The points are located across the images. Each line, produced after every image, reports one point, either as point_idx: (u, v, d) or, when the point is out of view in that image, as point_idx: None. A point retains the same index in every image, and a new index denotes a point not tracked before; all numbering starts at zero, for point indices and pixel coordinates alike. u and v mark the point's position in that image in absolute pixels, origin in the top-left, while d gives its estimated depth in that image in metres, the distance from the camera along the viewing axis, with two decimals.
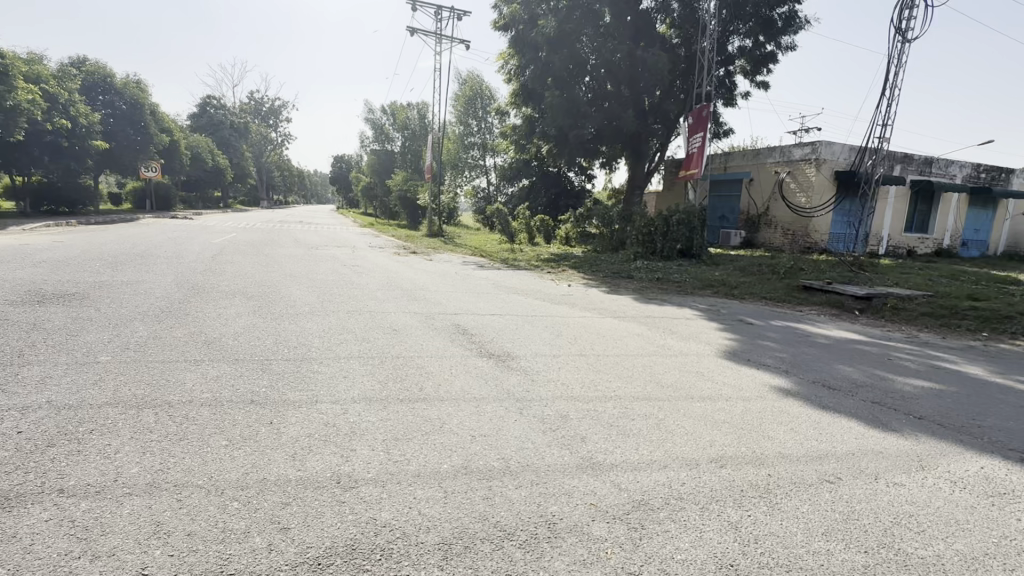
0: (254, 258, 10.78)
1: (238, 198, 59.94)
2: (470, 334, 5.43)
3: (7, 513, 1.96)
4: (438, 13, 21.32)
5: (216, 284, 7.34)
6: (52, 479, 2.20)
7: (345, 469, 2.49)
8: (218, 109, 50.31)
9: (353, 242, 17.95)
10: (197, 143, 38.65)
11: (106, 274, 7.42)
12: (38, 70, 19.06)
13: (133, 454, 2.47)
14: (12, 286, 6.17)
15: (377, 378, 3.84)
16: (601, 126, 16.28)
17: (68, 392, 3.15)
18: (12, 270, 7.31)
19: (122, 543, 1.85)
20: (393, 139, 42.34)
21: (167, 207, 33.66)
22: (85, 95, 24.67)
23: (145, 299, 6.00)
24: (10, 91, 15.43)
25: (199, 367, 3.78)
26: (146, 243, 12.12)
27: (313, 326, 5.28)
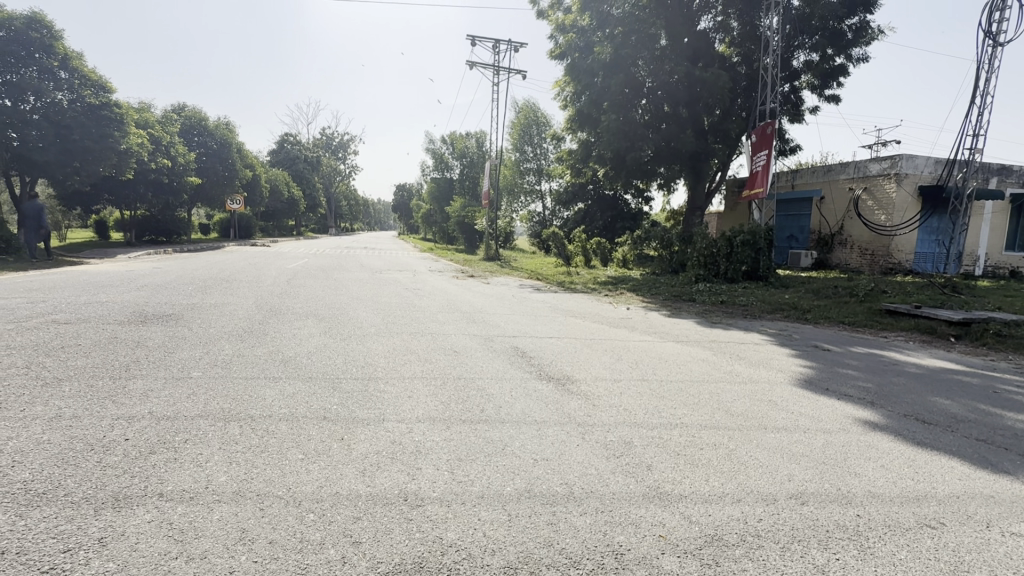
0: (324, 283, 11.45)
1: (310, 226, 64.04)
2: (529, 356, 5.46)
3: (117, 513, 2.17)
4: (496, 47, 22.17)
5: (291, 306, 7.85)
6: (153, 484, 2.41)
7: (412, 487, 2.55)
8: (294, 145, 54.52)
9: (415, 266, 18.60)
10: (275, 177, 42.05)
11: (196, 297, 8.14)
12: (147, 117, 21.62)
13: (221, 464, 2.66)
14: (121, 309, 6.89)
15: (440, 399, 3.92)
16: (658, 148, 16.10)
17: (166, 405, 3.45)
18: (120, 294, 8.18)
19: (213, 547, 1.98)
20: (452, 167, 43.69)
21: (247, 235, 36.61)
22: (183, 138, 27.56)
23: (230, 320, 6.52)
24: (124, 137, 17.54)
25: (276, 384, 4.03)
26: (230, 269, 13.22)
27: (379, 348, 5.50)
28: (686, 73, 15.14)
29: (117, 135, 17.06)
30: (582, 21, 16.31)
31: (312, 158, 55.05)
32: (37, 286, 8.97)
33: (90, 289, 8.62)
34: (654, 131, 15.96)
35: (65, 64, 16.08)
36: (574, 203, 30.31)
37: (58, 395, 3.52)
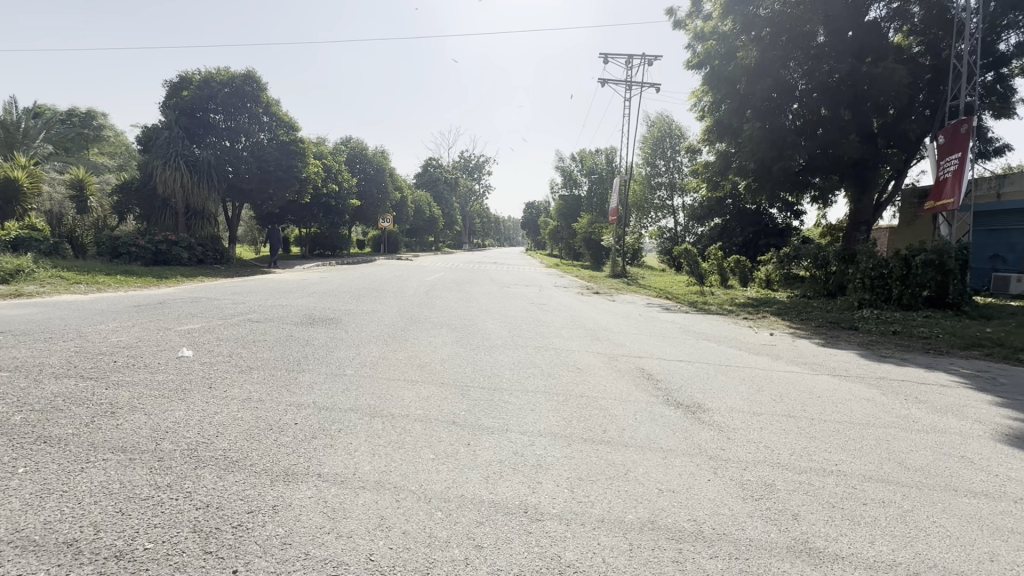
0: (457, 294, 12.28)
1: (447, 242, 69.11)
2: (655, 380, 5.20)
3: (287, 485, 2.55)
4: (630, 62, 21.94)
5: (428, 316, 8.56)
6: (313, 464, 2.79)
7: (532, 500, 2.58)
8: (436, 168, 59.50)
9: (541, 281, 19.02)
10: (420, 198, 46.37)
11: (353, 304, 9.31)
12: (322, 149, 25.52)
13: (366, 454, 2.98)
14: (297, 312, 8.13)
15: (562, 415, 3.92)
16: (813, 156, 14.35)
17: (325, 397, 3.97)
18: (297, 299, 9.69)
19: (357, 529, 2.21)
20: (581, 183, 43.87)
21: (394, 250, 40.83)
22: (348, 165, 31.89)
23: (378, 325, 7.31)
24: (306, 167, 20.90)
25: (413, 387, 4.40)
26: (379, 280, 14.83)
27: (505, 359, 5.72)
28: (849, 70, 13.35)
29: (299, 165, 20.38)
30: (724, 26, 15.37)
31: (451, 180, 59.54)
32: (238, 291, 11.02)
33: (275, 294, 10.33)
34: (806, 138, 14.33)
35: (267, 110, 19.73)
36: (710, 218, 28.37)
37: (250, 380, 4.28)
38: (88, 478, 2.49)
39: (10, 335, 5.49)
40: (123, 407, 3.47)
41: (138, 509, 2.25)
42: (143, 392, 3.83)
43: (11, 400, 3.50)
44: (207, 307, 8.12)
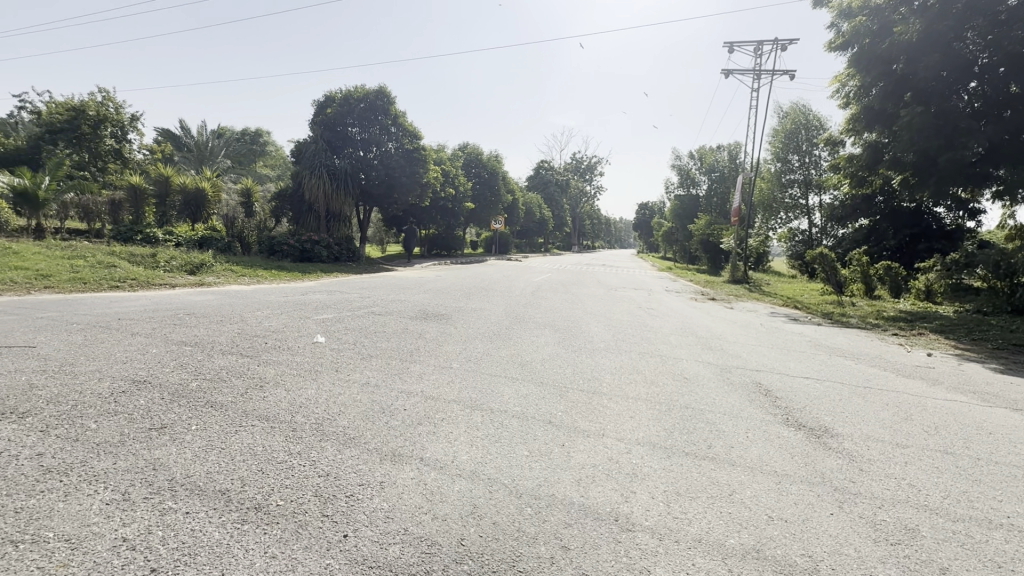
0: (563, 296, 12.32)
1: (556, 244, 69.42)
2: (774, 396, 4.72)
3: (393, 465, 2.78)
4: (759, 49, 20.14)
5: (533, 316, 8.70)
6: (417, 448, 3.01)
7: (624, 509, 2.51)
8: (548, 170, 60.05)
9: (651, 285, 18.28)
10: (531, 200, 47.19)
11: (463, 302, 9.80)
12: (442, 156, 27.18)
13: (464, 444, 3.13)
14: (413, 307, 8.78)
15: (663, 425, 3.74)
16: (996, 144, 11.90)
17: (432, 387, 4.25)
18: (414, 294, 10.46)
19: (451, 514, 2.34)
20: (699, 182, 41.21)
21: (505, 251, 42.06)
22: (465, 170, 33.54)
23: (484, 323, 7.63)
24: (427, 172, 22.43)
25: (513, 384, 4.52)
26: (489, 280, 15.39)
27: (606, 363, 5.61)
28: None
29: (421, 171, 21.95)
30: None
31: (562, 182, 59.70)
32: (365, 286, 12.23)
33: (396, 290, 11.26)
34: (988, 123, 11.94)
35: (395, 121, 21.57)
36: (855, 219, 24.89)
37: (369, 367, 4.74)
38: (240, 439, 2.96)
39: (193, 317, 6.72)
40: (270, 382, 4.06)
41: (274, 470, 2.62)
42: (284, 370, 4.45)
43: (190, 369, 4.29)
44: (339, 300, 9.14)
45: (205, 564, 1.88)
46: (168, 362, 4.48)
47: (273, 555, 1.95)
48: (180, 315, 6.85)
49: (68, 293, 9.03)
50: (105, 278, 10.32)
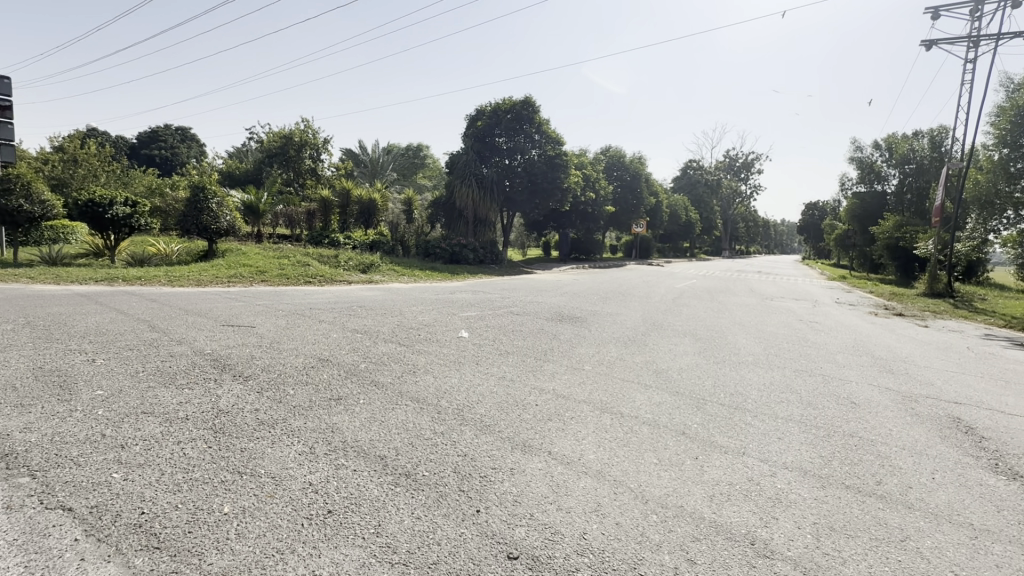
0: (708, 304, 11.50)
1: (703, 249, 64.74)
2: (978, 435, 3.85)
3: (524, 454, 2.95)
4: (977, 10, 16.34)
5: (672, 323, 8.30)
6: (547, 442, 3.14)
7: (763, 534, 2.31)
8: (696, 170, 56.35)
9: (817, 295, 16.05)
10: (676, 203, 44.78)
11: (599, 305, 9.77)
12: (583, 160, 27.25)
13: (592, 444, 3.17)
14: (549, 308, 9.04)
15: (819, 451, 3.33)
16: None
17: (563, 386, 4.38)
18: (551, 297, 10.74)
19: (575, 507, 2.41)
20: (887, 177, 34.80)
21: (646, 255, 40.59)
22: (606, 174, 33.16)
23: (620, 328, 7.53)
24: (568, 177, 22.74)
25: (646, 391, 4.42)
26: (628, 285, 15.07)
27: (754, 378, 5.13)
28: None
29: (562, 176, 22.31)
30: None
31: (712, 182, 55.43)
32: (506, 287, 12.91)
33: (533, 292, 11.68)
34: None
35: (539, 129, 22.27)
36: None
37: (505, 362, 5.04)
38: (396, 415, 3.41)
39: (363, 309, 7.83)
40: (421, 369, 4.57)
41: (422, 445, 2.97)
42: (433, 359, 4.98)
43: (360, 352, 5.05)
44: (482, 299, 9.82)
45: (366, 514, 2.23)
46: (344, 345, 5.33)
47: (418, 516, 2.24)
48: (354, 307, 8.05)
49: (277, 286, 11.20)
50: (301, 274, 12.54)
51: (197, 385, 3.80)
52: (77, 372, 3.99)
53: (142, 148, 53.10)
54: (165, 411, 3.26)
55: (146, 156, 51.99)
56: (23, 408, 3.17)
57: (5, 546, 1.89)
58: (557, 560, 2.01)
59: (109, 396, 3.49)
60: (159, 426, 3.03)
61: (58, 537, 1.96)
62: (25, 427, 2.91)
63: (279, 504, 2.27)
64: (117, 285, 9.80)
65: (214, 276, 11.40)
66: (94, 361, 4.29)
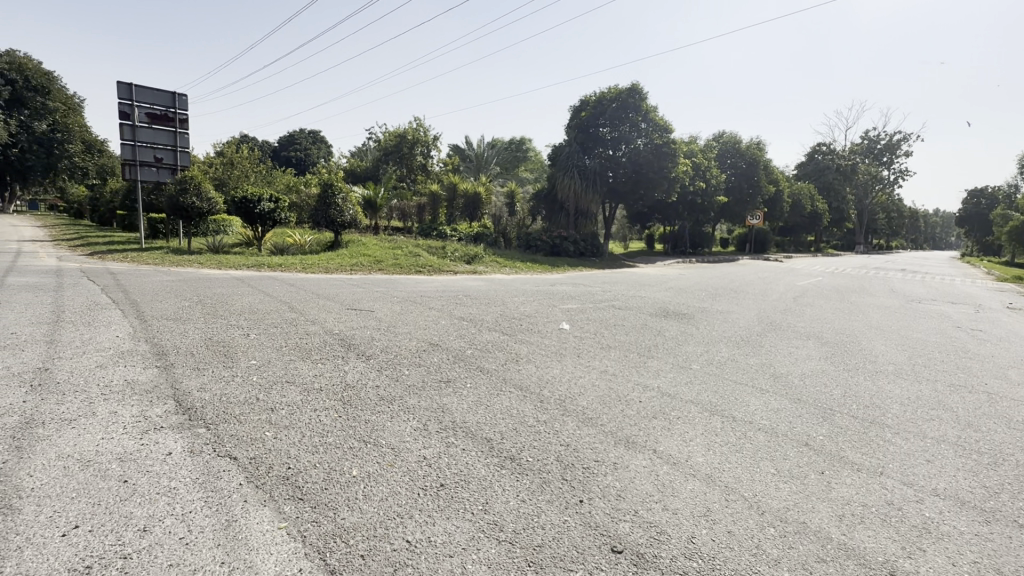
0: (838, 304, 10.26)
1: (832, 243, 57.78)
2: None
3: (627, 450, 2.90)
4: None
5: (793, 324, 7.56)
6: (651, 440, 3.06)
7: (906, 565, 2.04)
8: (825, 155, 50.35)
9: (981, 299, 13.56)
10: (800, 192, 40.44)
11: (708, 302, 9.21)
12: (693, 148, 25.55)
13: (701, 446, 3.02)
14: (653, 304, 8.71)
15: (981, 481, 2.84)
16: None
17: (669, 384, 4.21)
18: (655, 292, 10.34)
19: (683, 509, 2.32)
20: None
21: (762, 249, 37.28)
22: (719, 161, 30.85)
23: (732, 327, 7.03)
24: (676, 166, 21.56)
25: (762, 395, 4.09)
26: (740, 281, 13.97)
27: (895, 391, 4.50)
28: None
29: (670, 165, 21.15)
30: None
31: (846, 167, 49.14)
32: (607, 281, 12.66)
33: (636, 286, 11.33)
34: None
35: (646, 117, 21.34)
36: None
37: (607, 356, 4.97)
38: (500, 401, 3.54)
39: (469, 298, 8.20)
40: (523, 358, 4.69)
41: (525, 431, 3.06)
42: (535, 349, 5.07)
43: (466, 339, 5.31)
44: (583, 292, 9.75)
45: (475, 491, 2.36)
46: (452, 331, 5.63)
47: (523, 499, 2.32)
48: (460, 296, 8.46)
49: (391, 274, 12.14)
50: (413, 264, 13.43)
51: (328, 361, 4.27)
52: (238, 343, 4.70)
53: (282, 150, 60.40)
54: (304, 382, 3.73)
55: (284, 158, 59.02)
56: (199, 371, 3.82)
57: (190, 483, 2.30)
58: (663, 560, 1.96)
59: (261, 365, 4.07)
60: (299, 394, 3.47)
61: (227, 480, 2.34)
62: (201, 386, 3.51)
63: (397, 472, 2.49)
64: (263, 271, 11.30)
65: (339, 264, 12.66)
66: (250, 335, 5.01)
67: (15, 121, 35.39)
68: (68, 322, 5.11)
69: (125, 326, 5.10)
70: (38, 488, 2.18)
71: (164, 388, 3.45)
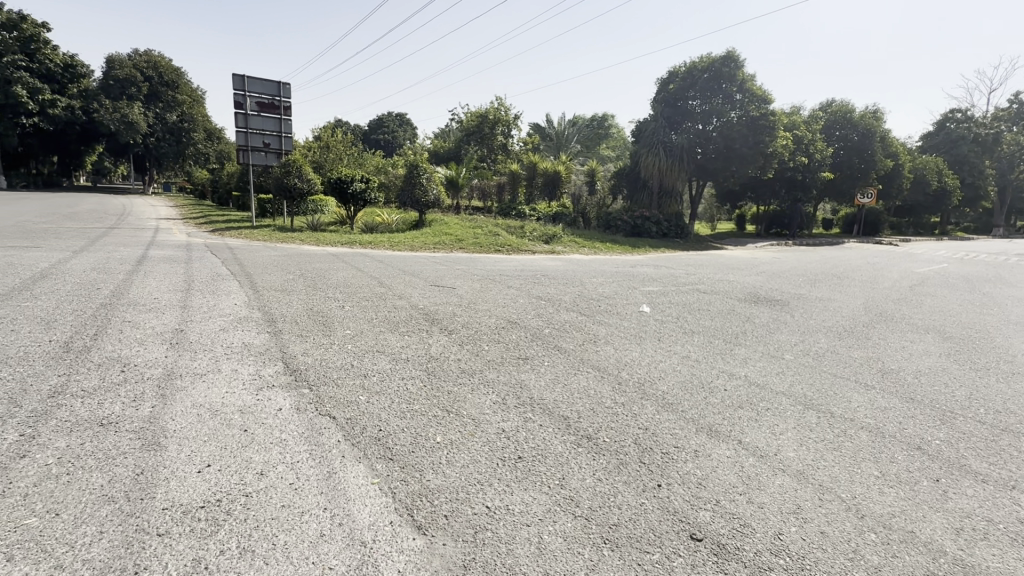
0: (965, 295, 9.00)
1: (963, 224, 50.37)
2: None
3: (709, 439, 2.79)
4: None
5: (908, 316, 6.75)
6: (736, 430, 2.92)
7: None
8: (960, 123, 43.61)
9: None
10: (925, 165, 35.47)
11: (805, 288, 8.48)
12: (795, 120, 23.21)
13: (792, 441, 2.84)
14: (742, 288, 8.18)
15: None
16: None
17: (758, 373, 3.99)
18: (745, 276, 9.71)
19: (771, 505, 2.21)
20: None
21: (874, 231, 33.40)
22: (826, 133, 27.81)
23: (832, 315, 6.43)
24: (774, 140, 19.79)
25: (867, 392, 3.73)
26: (845, 266, 12.68)
27: None
28: None
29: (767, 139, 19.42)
30: None
31: (986, 137, 42.29)
32: (692, 263, 12.08)
33: (724, 270, 10.69)
34: None
35: (741, 87, 19.70)
36: None
37: (691, 342, 4.78)
38: (578, 380, 3.56)
39: (547, 278, 8.22)
40: (601, 340, 4.64)
41: (603, 412, 3.05)
42: (613, 331, 4.99)
43: (545, 318, 5.35)
44: (665, 275, 9.38)
45: (551, 466, 2.41)
46: (530, 310, 5.70)
47: (599, 478, 2.33)
48: (537, 275, 8.51)
49: (472, 253, 12.49)
50: (492, 243, 13.65)
51: (413, 334, 4.52)
52: (335, 314, 5.11)
53: (372, 133, 63.58)
54: (392, 352, 3.99)
55: (373, 141, 62.12)
56: (303, 338, 4.22)
57: (297, 436, 2.57)
58: (747, 553, 1.89)
59: (355, 335, 4.41)
60: (388, 363, 3.72)
61: (328, 437, 2.59)
62: (305, 351, 3.88)
63: (477, 442, 2.61)
64: (355, 248, 12.07)
65: (423, 242, 13.22)
66: (345, 307, 5.43)
67: (152, 114, 40.44)
68: (197, 290, 5.83)
69: (241, 295, 5.72)
70: (179, 430, 2.55)
71: (275, 351, 3.86)
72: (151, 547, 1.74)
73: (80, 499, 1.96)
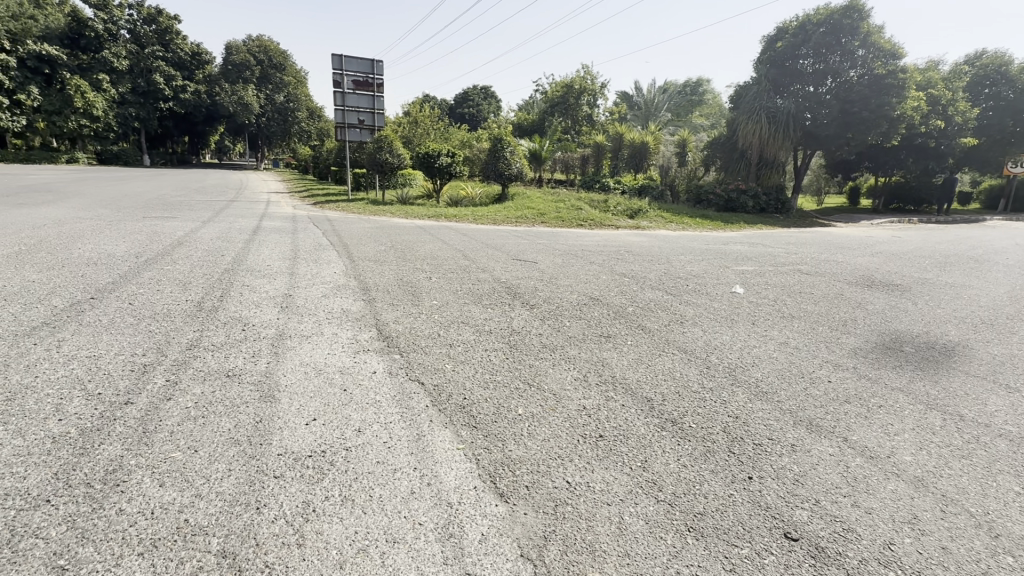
0: None
1: None
2: None
3: (810, 434, 2.58)
4: None
5: None
6: (842, 426, 2.67)
7: None
8: None
9: None
10: None
11: (933, 273, 7.44)
12: (932, 76, 20.01)
13: (910, 444, 2.54)
14: (853, 270, 7.37)
15: None
16: None
17: (870, 366, 3.59)
18: (856, 256, 8.74)
19: (882, 511, 2.01)
20: None
21: None
22: (971, 91, 23.73)
23: (966, 305, 5.60)
24: (903, 102, 17.26)
25: (1009, 396, 3.22)
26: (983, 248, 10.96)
27: None
28: None
29: (895, 100, 16.97)
30: None
31: None
32: (792, 241, 11.10)
33: (830, 249, 9.70)
34: None
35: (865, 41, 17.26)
36: None
37: (791, 328, 4.40)
38: (663, 361, 3.44)
39: (630, 254, 7.97)
40: (688, 321, 4.43)
41: (689, 396, 2.93)
42: (703, 312, 4.75)
43: (628, 296, 5.20)
44: (763, 253, 8.68)
45: (633, 447, 2.37)
46: (613, 287, 5.56)
47: (685, 464, 2.25)
48: (621, 251, 8.28)
49: (553, 226, 12.42)
50: (575, 218, 13.43)
51: (497, 307, 4.60)
52: (423, 285, 5.35)
53: (457, 107, 64.85)
54: (476, 324, 4.10)
55: (459, 115, 63.26)
56: (395, 306, 4.47)
57: (389, 399, 2.75)
58: (850, 560, 1.74)
59: (441, 305, 4.58)
60: (472, 334, 3.84)
61: (417, 401, 2.74)
62: (396, 320, 4.11)
63: (559, 417, 2.63)
64: (441, 221, 12.52)
65: (506, 216, 13.33)
66: (433, 279, 5.65)
67: (264, 96, 44.29)
68: (302, 259, 6.36)
69: (340, 265, 6.16)
70: (290, 386, 2.83)
71: (370, 318, 4.13)
72: (270, 487, 1.97)
73: (214, 440, 2.26)
